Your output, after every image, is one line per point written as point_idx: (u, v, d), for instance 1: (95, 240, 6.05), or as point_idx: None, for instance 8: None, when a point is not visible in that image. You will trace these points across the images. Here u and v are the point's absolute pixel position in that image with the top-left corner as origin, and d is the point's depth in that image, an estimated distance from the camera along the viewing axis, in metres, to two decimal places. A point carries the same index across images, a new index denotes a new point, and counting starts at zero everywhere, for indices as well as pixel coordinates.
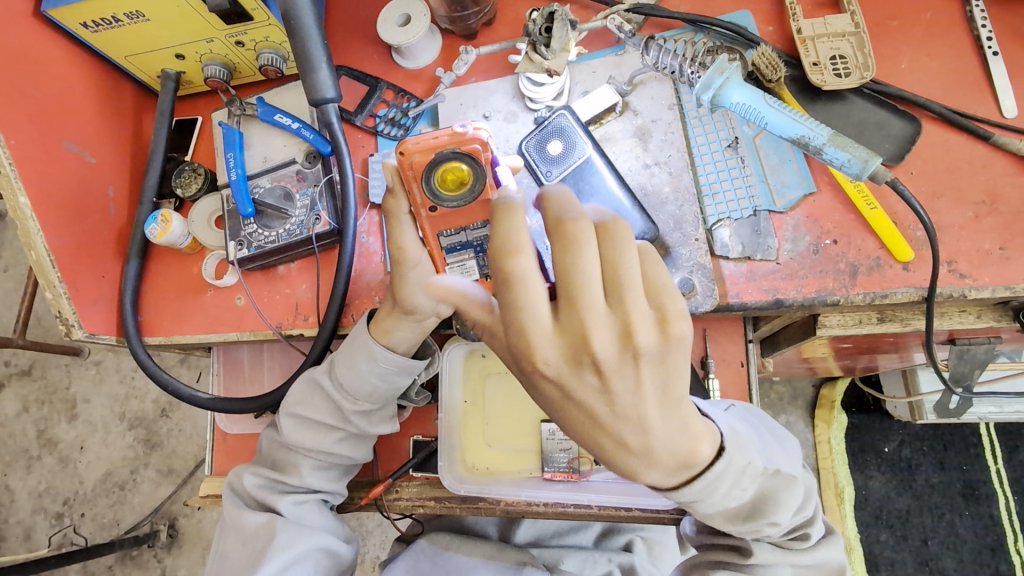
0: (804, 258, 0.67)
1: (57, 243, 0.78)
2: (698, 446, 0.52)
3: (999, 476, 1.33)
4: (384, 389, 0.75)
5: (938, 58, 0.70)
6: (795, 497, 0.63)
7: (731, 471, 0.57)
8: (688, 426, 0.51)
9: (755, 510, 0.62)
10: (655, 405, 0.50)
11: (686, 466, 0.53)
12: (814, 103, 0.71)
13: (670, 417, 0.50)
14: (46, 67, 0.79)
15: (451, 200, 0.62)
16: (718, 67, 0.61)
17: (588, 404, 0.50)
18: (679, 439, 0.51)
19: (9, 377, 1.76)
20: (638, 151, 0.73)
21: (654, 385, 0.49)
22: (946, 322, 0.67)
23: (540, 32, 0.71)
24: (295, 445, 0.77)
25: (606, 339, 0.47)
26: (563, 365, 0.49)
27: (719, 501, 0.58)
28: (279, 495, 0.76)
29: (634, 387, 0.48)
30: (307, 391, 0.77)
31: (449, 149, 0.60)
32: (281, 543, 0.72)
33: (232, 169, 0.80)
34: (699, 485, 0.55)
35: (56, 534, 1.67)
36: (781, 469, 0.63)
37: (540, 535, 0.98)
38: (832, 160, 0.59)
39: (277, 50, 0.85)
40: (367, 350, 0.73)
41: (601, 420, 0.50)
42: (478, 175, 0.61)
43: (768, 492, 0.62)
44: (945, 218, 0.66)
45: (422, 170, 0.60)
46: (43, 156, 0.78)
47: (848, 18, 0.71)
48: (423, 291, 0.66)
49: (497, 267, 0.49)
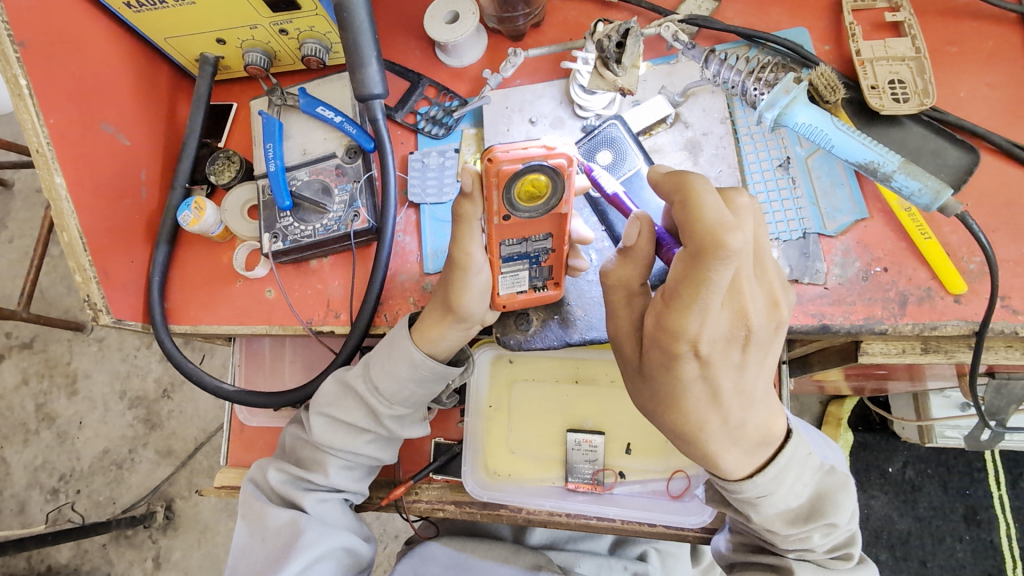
0: (853, 284, 0.66)
1: (89, 226, 0.77)
2: (772, 421, 0.59)
3: (1001, 502, 1.33)
4: (421, 394, 0.75)
5: (998, 88, 0.69)
6: (851, 500, 0.65)
7: (796, 462, 0.61)
8: (768, 404, 0.58)
9: (813, 512, 0.63)
10: (761, 377, 0.55)
11: (761, 440, 0.59)
12: (870, 127, 0.69)
13: (763, 395, 0.57)
14: (86, 45, 0.77)
15: (525, 211, 0.59)
16: (785, 85, 0.59)
17: (716, 379, 0.53)
18: (763, 416, 0.58)
19: (9, 348, 1.73)
20: (688, 165, 0.72)
21: (766, 360, 0.55)
22: (991, 357, 0.67)
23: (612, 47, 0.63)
24: (322, 443, 0.76)
25: (757, 310, 0.52)
26: (712, 335, 0.51)
27: (783, 496, 0.62)
28: (303, 492, 0.75)
29: (757, 346, 0.52)
30: (339, 391, 0.76)
31: (537, 161, 0.55)
32: (306, 542, 0.71)
33: (270, 160, 0.78)
34: (773, 471, 0.60)
35: (52, 510, 1.66)
36: (836, 469, 0.65)
37: (556, 538, 0.97)
38: (901, 189, 0.58)
39: (321, 40, 0.83)
40: (409, 357, 0.72)
41: (722, 392, 0.54)
42: (558, 189, 0.57)
43: (826, 493, 0.64)
44: (1000, 253, 0.65)
45: (506, 180, 0.55)
46: (80, 136, 0.77)
47: (909, 43, 0.71)
48: (480, 296, 0.66)
49: (703, 243, 0.46)
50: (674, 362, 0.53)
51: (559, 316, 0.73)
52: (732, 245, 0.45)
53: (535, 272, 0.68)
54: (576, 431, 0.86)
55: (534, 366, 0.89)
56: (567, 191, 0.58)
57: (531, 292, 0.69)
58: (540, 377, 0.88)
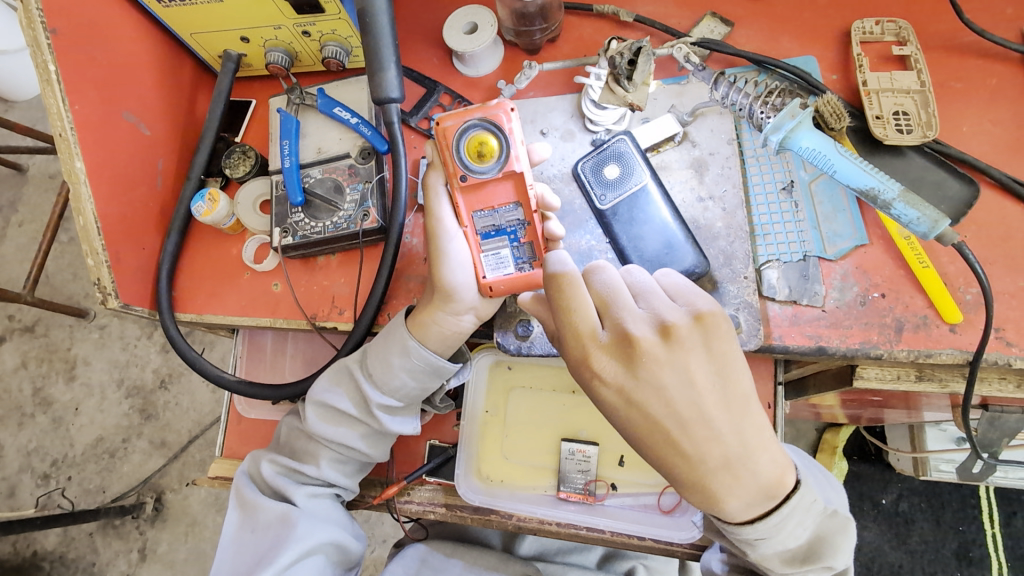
0: (851, 308, 0.67)
1: (104, 211, 0.78)
2: (781, 473, 0.56)
3: (994, 541, 1.32)
4: (413, 389, 0.75)
5: (999, 125, 0.71)
6: (849, 541, 0.65)
7: (799, 509, 0.59)
8: (773, 455, 0.55)
9: (810, 552, 0.64)
10: (752, 432, 0.54)
11: (768, 492, 0.56)
12: (873, 155, 0.71)
13: (766, 446, 0.55)
14: (114, 36, 0.80)
15: (480, 171, 0.66)
16: (790, 110, 0.60)
17: (702, 451, 0.53)
18: (771, 474, 0.55)
19: (11, 331, 1.75)
20: (693, 183, 0.73)
21: (752, 417, 0.55)
22: (984, 388, 0.67)
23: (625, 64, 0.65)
24: (317, 437, 0.77)
25: (715, 403, 0.53)
26: (661, 424, 0.53)
27: (783, 538, 0.60)
28: (295, 486, 0.76)
29: (722, 436, 0.53)
30: (334, 382, 0.77)
31: (479, 122, 0.66)
32: (297, 535, 0.72)
33: (286, 156, 0.81)
34: (775, 520, 0.58)
35: (41, 495, 1.66)
36: (837, 510, 0.65)
37: (545, 550, 0.98)
38: (900, 217, 0.59)
39: (342, 43, 0.85)
40: (402, 344, 0.73)
41: (713, 463, 0.53)
42: (504, 147, 0.65)
43: (824, 534, 0.64)
44: (996, 285, 0.66)
45: (452, 137, 0.66)
46: (102, 123, 0.78)
47: (914, 76, 0.72)
48: (461, 270, 0.69)
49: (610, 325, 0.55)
50: (647, 446, 0.55)
51: None
52: (639, 338, 0.53)
53: (518, 252, 0.70)
54: (571, 440, 0.86)
55: (532, 374, 0.90)
56: (510, 147, 0.65)
57: (516, 273, 0.70)
58: (537, 385, 0.89)
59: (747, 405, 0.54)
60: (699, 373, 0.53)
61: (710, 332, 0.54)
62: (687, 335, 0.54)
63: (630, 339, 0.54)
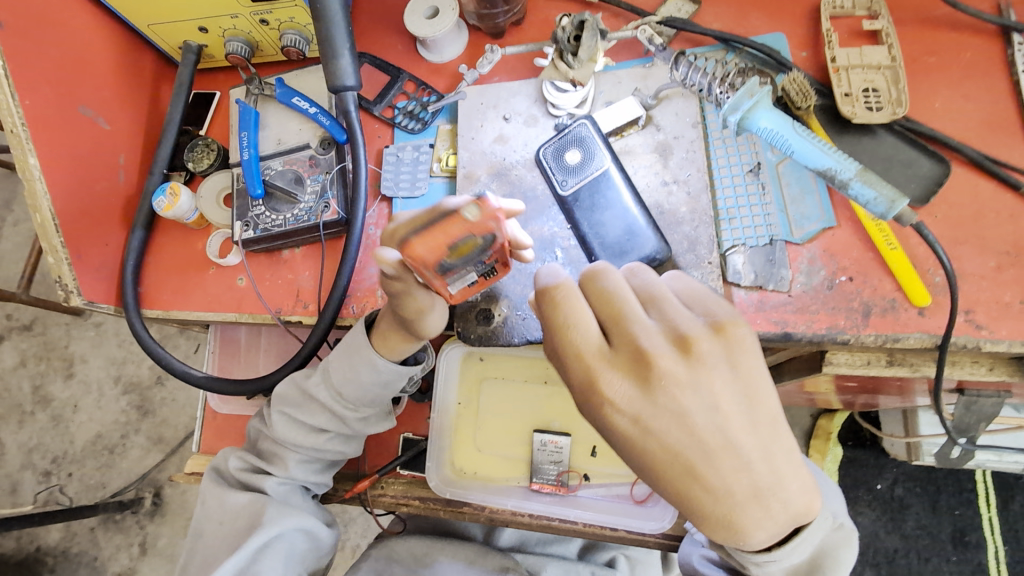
0: (818, 292, 0.66)
1: (62, 207, 0.77)
2: (809, 500, 0.48)
3: (991, 525, 1.31)
4: (381, 394, 0.75)
5: (972, 100, 0.68)
6: (852, 555, 0.61)
7: (816, 530, 0.53)
8: (805, 481, 0.47)
9: (814, 567, 0.59)
10: (784, 458, 0.46)
11: (794, 522, 0.48)
12: (842, 135, 0.68)
13: (797, 473, 0.47)
14: (66, 29, 0.78)
15: (462, 262, 0.55)
16: (747, 90, 0.58)
17: (727, 483, 0.45)
18: (802, 504, 0.47)
19: (9, 330, 1.75)
20: (657, 167, 0.71)
21: (783, 439, 0.47)
22: (956, 371, 0.66)
23: (568, 40, 0.66)
24: (284, 439, 0.76)
25: (743, 425, 0.46)
26: (681, 453, 0.46)
27: (794, 557, 0.55)
28: (263, 476, 0.76)
29: (752, 463, 0.45)
30: (302, 394, 0.77)
31: (462, 236, 0.51)
32: (263, 521, 0.71)
33: (245, 148, 0.79)
34: (792, 545, 0.53)
35: (42, 492, 1.67)
36: (841, 525, 0.62)
37: (524, 541, 0.97)
38: (858, 197, 0.57)
39: (302, 31, 0.84)
40: (370, 362, 0.72)
41: (740, 496, 0.46)
42: (490, 239, 0.53)
43: (830, 549, 0.59)
44: (966, 266, 0.64)
45: (432, 263, 0.53)
46: (56, 118, 0.77)
47: (885, 52, 0.70)
48: (439, 316, 0.68)
49: (622, 343, 0.48)
50: (664, 482, 0.47)
51: (521, 313, 0.71)
52: (652, 354, 0.46)
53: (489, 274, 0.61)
54: (543, 431, 0.85)
55: (505, 366, 0.88)
56: (494, 239, 0.53)
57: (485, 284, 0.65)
58: (509, 376, 0.87)
59: (777, 428, 0.47)
60: (723, 391, 0.46)
61: (733, 344, 0.47)
62: (708, 350, 0.47)
63: (648, 358, 0.46)
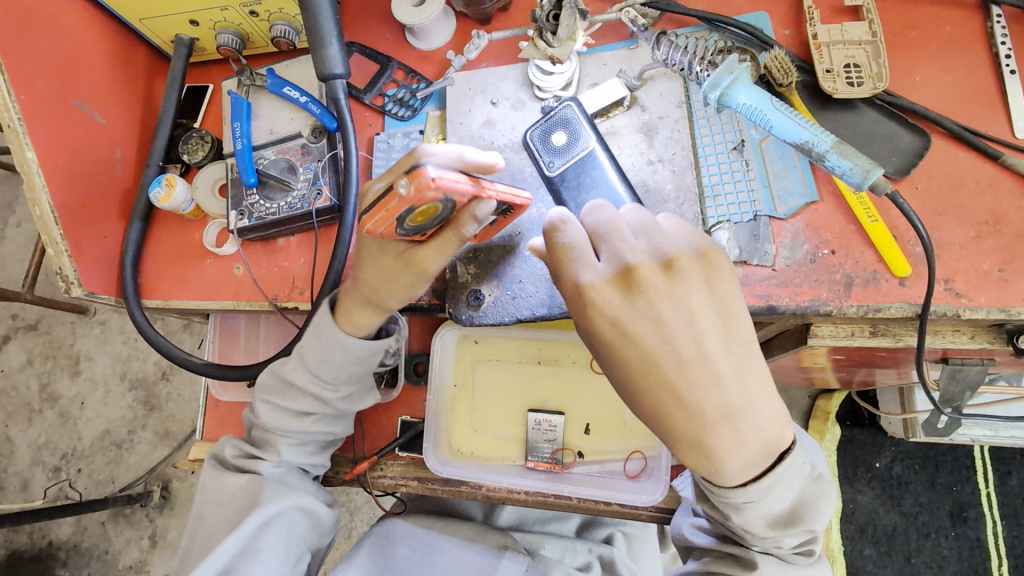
0: (801, 266, 0.67)
1: (61, 200, 0.79)
2: (780, 429, 0.56)
3: (989, 500, 1.32)
4: (359, 370, 0.77)
5: (952, 72, 0.69)
6: (830, 505, 0.65)
7: (790, 472, 0.58)
8: (774, 409, 0.55)
9: (795, 514, 0.63)
10: (752, 381, 0.54)
11: (764, 449, 0.55)
12: (824, 111, 0.69)
13: (763, 396, 0.54)
14: (59, 24, 0.79)
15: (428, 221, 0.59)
16: (727, 66, 0.61)
17: (698, 393, 0.53)
18: (770, 430, 0.55)
19: (15, 330, 1.78)
20: (643, 147, 0.72)
21: (751, 363, 0.54)
22: (938, 340, 0.67)
23: (546, 17, 0.70)
24: (269, 424, 0.78)
25: (717, 344, 0.53)
26: (657, 359, 0.53)
27: (771, 502, 0.59)
28: (257, 461, 0.78)
29: (724, 379, 0.53)
30: (282, 383, 0.79)
31: (405, 210, 0.53)
32: (263, 500, 0.74)
33: (238, 138, 0.81)
34: (767, 482, 0.57)
35: (53, 487, 1.70)
36: (821, 476, 0.64)
37: (524, 519, 0.99)
38: (834, 168, 0.58)
39: (291, 22, 0.85)
40: (340, 342, 0.73)
41: (710, 410, 0.53)
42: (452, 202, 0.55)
43: (808, 499, 0.63)
44: (946, 236, 0.65)
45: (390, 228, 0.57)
46: (52, 112, 0.79)
47: (866, 26, 0.70)
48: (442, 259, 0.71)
49: (612, 260, 0.56)
50: (643, 391, 0.54)
51: (511, 292, 0.73)
52: (639, 269, 0.54)
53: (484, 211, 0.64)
54: (537, 411, 0.87)
55: (499, 347, 0.89)
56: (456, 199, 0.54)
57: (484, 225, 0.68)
58: (504, 357, 0.89)
59: (749, 351, 0.55)
60: (700, 309, 0.54)
61: (713, 270, 0.55)
62: (690, 270, 0.55)
63: (631, 270, 0.54)
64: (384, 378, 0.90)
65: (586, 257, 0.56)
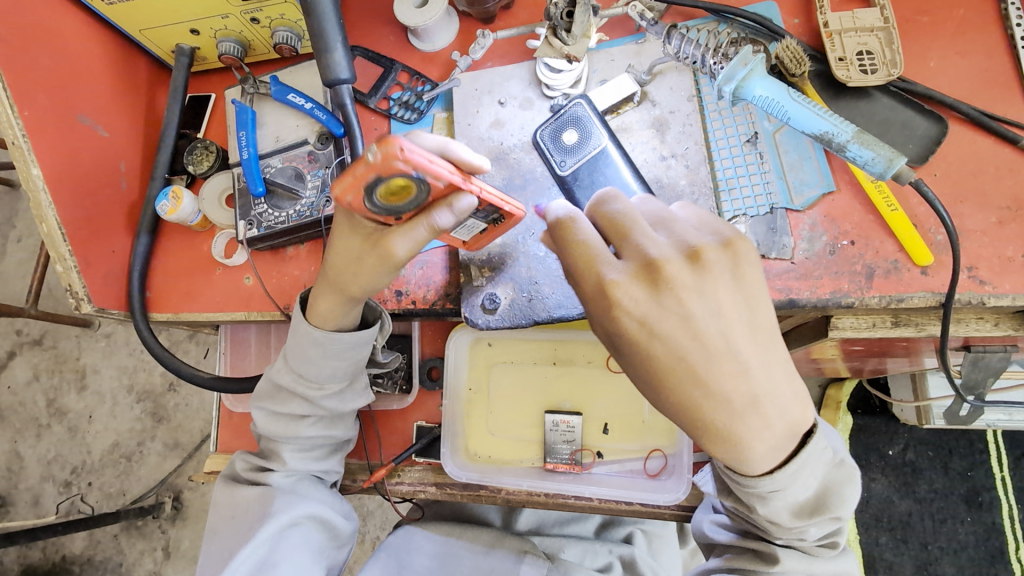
0: (820, 258, 0.66)
1: (68, 217, 0.78)
2: (803, 409, 0.55)
3: (1003, 484, 1.32)
4: (344, 365, 0.76)
5: (968, 57, 0.68)
6: (857, 492, 0.63)
7: (815, 457, 0.58)
8: (797, 392, 0.55)
9: (819, 503, 0.61)
10: (777, 367, 0.53)
11: (790, 431, 0.54)
12: (838, 100, 0.68)
13: (787, 381, 0.54)
14: (59, 38, 0.79)
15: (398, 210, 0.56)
16: (741, 59, 0.60)
17: (727, 386, 0.52)
18: (795, 413, 0.54)
19: (20, 346, 1.77)
20: (655, 143, 0.72)
21: (774, 348, 0.54)
22: (961, 328, 0.66)
23: (561, 16, 0.66)
24: (269, 435, 0.78)
25: (743, 334, 0.52)
26: (685, 354, 0.51)
27: (796, 491, 0.59)
28: (268, 473, 0.78)
29: (751, 369, 0.52)
30: (275, 387, 0.79)
31: (374, 179, 0.49)
32: (274, 510, 0.74)
33: (244, 147, 0.80)
34: (793, 467, 0.56)
35: (64, 501, 1.70)
36: (845, 461, 0.63)
37: (542, 522, 0.98)
38: (855, 158, 0.58)
39: (293, 28, 0.84)
40: (310, 337, 0.73)
41: (738, 402, 0.52)
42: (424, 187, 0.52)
43: (833, 487, 0.61)
44: (967, 223, 0.64)
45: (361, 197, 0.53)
46: (56, 128, 0.78)
47: (877, 13, 0.69)
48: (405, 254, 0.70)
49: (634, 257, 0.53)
50: (667, 387, 0.53)
51: (527, 295, 0.72)
52: (664, 264, 0.52)
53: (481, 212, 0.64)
54: (554, 412, 0.86)
55: (512, 350, 0.89)
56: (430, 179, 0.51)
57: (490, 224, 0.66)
58: (518, 359, 0.88)
59: (773, 339, 0.54)
60: (728, 302, 0.52)
61: (739, 260, 0.53)
62: (715, 260, 0.53)
63: (658, 267, 0.52)
64: (396, 384, 0.89)
65: (602, 257, 0.54)
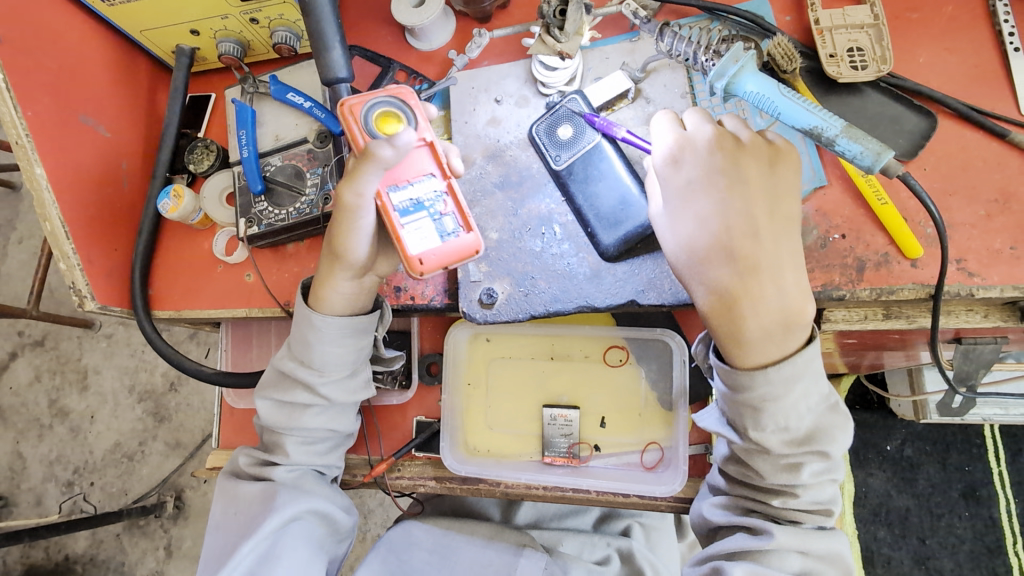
0: (812, 251, 0.67)
1: (71, 215, 0.79)
2: (802, 311, 0.60)
3: (1000, 478, 1.33)
4: (346, 354, 0.76)
5: (957, 53, 0.69)
6: (848, 439, 0.65)
7: (809, 372, 0.61)
8: (801, 291, 0.60)
9: (812, 440, 0.64)
10: (789, 252, 0.60)
11: (784, 322, 0.59)
12: (829, 96, 0.69)
13: (795, 269, 0.60)
14: (61, 39, 0.80)
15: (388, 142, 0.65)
16: (732, 56, 0.62)
17: (736, 244, 0.59)
18: (792, 311, 0.59)
19: (22, 347, 1.78)
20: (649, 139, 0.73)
21: (790, 240, 0.61)
22: (952, 320, 0.67)
23: (553, 13, 0.68)
24: (273, 426, 0.80)
25: (764, 214, 0.60)
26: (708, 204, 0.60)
27: (789, 410, 0.61)
28: (270, 467, 0.79)
29: (762, 240, 0.59)
30: (280, 376, 0.80)
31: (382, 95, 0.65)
32: (276, 505, 0.75)
33: (244, 146, 0.81)
34: (787, 369, 0.59)
35: (66, 501, 1.71)
36: (839, 407, 0.66)
37: (541, 517, 0.99)
38: (844, 152, 0.59)
39: (292, 27, 0.85)
40: (311, 323, 0.74)
41: (740, 263, 0.59)
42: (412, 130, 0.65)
43: (825, 426, 0.64)
44: (957, 217, 0.65)
45: (360, 114, 0.64)
46: (58, 128, 0.79)
47: (867, 10, 0.70)
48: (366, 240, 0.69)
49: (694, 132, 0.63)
50: (691, 236, 0.61)
51: (523, 289, 0.73)
52: (717, 135, 0.61)
53: (440, 224, 0.65)
54: (552, 406, 0.87)
55: (510, 345, 0.90)
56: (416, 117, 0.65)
57: (444, 244, 0.65)
58: (516, 355, 0.89)
59: (793, 230, 0.61)
60: (760, 178, 0.61)
61: (783, 157, 0.62)
62: (761, 146, 0.62)
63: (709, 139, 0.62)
64: (396, 379, 0.90)
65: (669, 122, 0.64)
